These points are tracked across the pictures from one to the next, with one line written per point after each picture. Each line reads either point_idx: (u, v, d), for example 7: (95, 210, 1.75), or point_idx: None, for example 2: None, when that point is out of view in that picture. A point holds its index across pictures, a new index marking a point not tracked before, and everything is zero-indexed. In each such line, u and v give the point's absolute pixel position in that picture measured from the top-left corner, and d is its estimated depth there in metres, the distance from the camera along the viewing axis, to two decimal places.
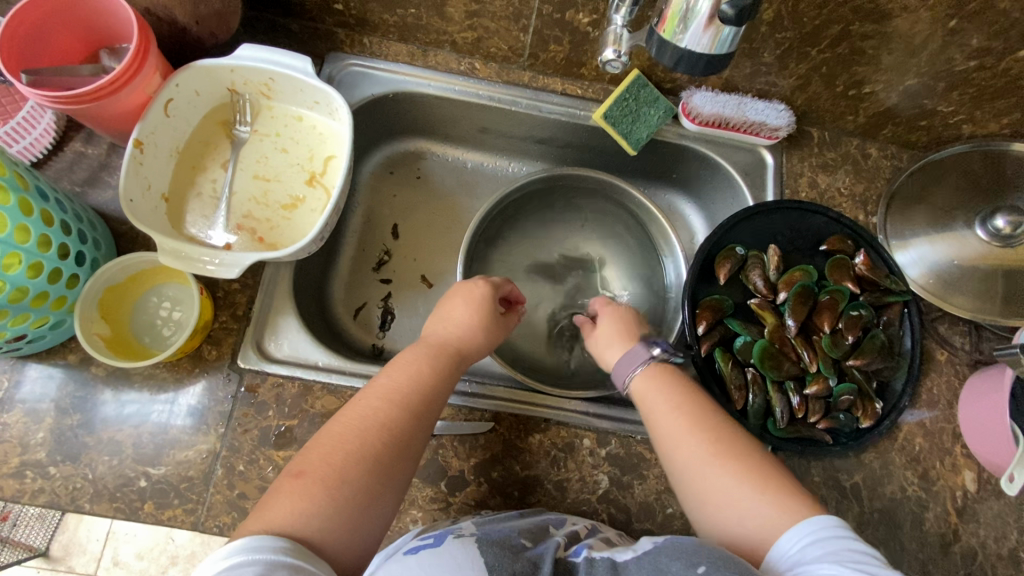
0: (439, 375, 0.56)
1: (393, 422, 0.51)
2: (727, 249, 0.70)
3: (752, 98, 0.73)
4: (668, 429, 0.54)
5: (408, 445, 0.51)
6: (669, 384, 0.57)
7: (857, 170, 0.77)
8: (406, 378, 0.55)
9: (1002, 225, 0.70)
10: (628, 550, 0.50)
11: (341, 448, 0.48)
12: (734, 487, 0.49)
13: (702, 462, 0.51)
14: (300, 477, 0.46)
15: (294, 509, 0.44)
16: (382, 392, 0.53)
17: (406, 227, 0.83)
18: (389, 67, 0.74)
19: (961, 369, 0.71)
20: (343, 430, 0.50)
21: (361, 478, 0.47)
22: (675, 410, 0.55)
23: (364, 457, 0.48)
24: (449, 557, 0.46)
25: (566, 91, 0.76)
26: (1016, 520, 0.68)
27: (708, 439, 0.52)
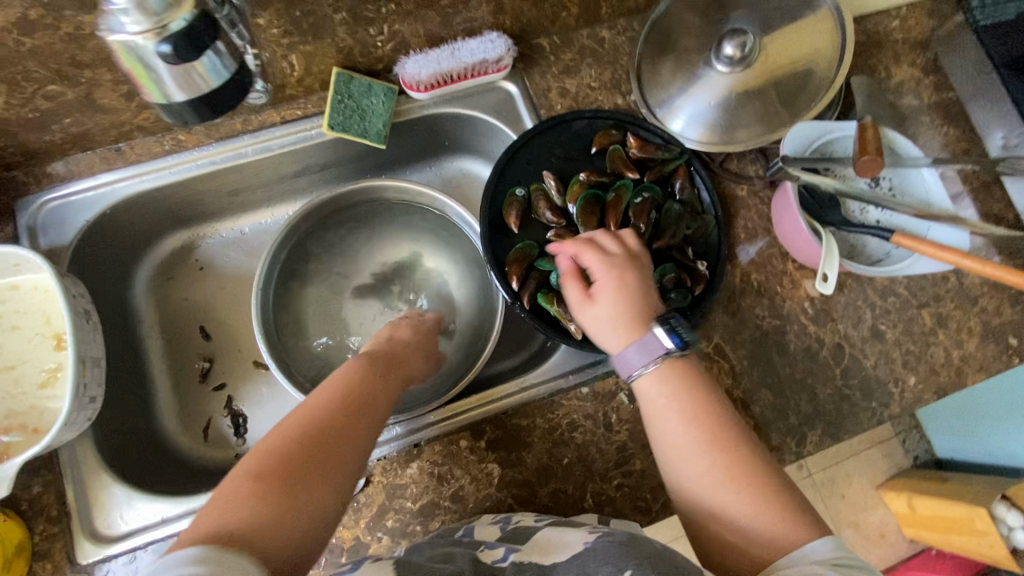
0: (370, 381, 0.56)
1: (322, 419, 0.49)
2: (507, 196, 0.69)
3: (463, 40, 0.70)
4: (677, 430, 0.52)
5: (335, 443, 0.48)
6: (674, 386, 0.53)
7: (599, 59, 0.76)
8: (349, 382, 0.54)
9: (731, 52, 0.68)
10: (556, 550, 0.51)
11: (287, 441, 0.47)
12: (733, 505, 0.49)
13: (703, 477, 0.50)
14: (260, 474, 0.44)
15: (229, 509, 0.41)
16: (329, 393, 0.53)
17: (216, 323, 0.77)
18: (90, 183, 0.66)
19: (764, 195, 0.74)
20: (302, 427, 0.48)
21: (291, 477, 0.44)
22: (676, 412, 0.53)
23: (303, 454, 0.46)
24: None
25: (286, 117, 0.70)
26: (864, 300, 0.72)
27: (713, 451, 0.51)
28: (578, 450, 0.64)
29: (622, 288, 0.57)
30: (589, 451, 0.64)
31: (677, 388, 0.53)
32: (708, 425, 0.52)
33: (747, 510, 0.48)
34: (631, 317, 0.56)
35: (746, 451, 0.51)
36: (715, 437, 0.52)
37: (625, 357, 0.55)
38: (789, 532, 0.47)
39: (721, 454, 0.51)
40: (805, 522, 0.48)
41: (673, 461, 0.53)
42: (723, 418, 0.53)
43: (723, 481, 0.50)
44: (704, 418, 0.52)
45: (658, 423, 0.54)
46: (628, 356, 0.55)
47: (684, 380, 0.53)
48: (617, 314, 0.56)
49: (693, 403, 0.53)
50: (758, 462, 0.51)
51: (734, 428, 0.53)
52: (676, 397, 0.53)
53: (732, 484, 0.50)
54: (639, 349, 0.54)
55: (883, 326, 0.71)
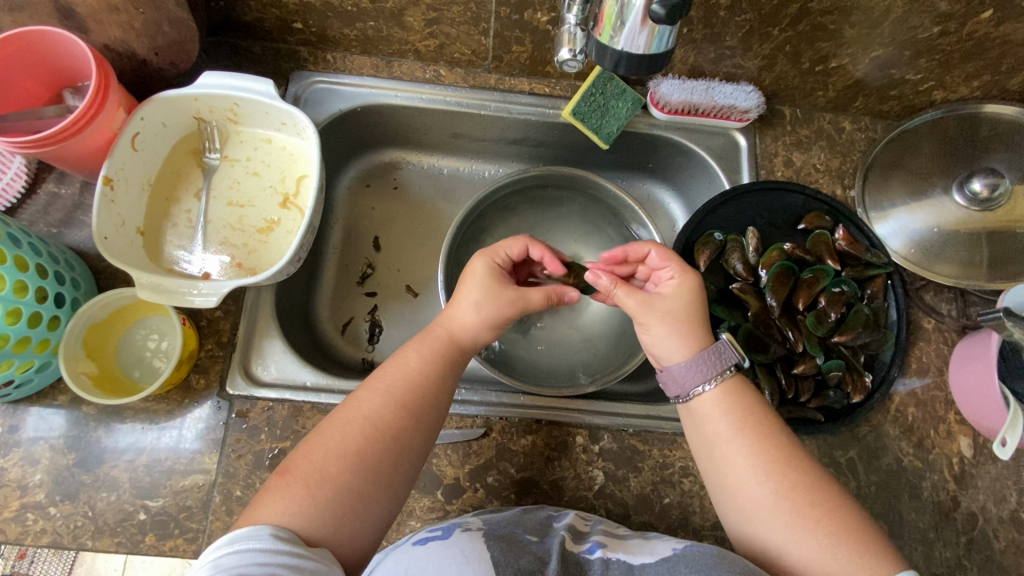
0: (432, 371, 0.55)
1: (385, 419, 0.51)
2: (705, 235, 0.70)
3: (720, 82, 0.73)
4: (734, 457, 0.52)
5: (401, 443, 0.51)
6: (736, 412, 0.54)
7: (832, 146, 0.77)
8: (395, 375, 0.54)
9: (979, 189, 0.68)
10: (642, 553, 0.51)
11: (348, 444, 0.49)
12: (795, 532, 0.48)
13: (766, 507, 0.50)
14: (311, 479, 0.47)
15: (279, 509, 0.45)
16: (375, 388, 0.53)
17: (388, 239, 0.83)
18: (354, 81, 0.74)
19: (949, 336, 0.71)
20: (339, 429, 0.50)
21: (346, 476, 0.48)
22: (739, 435, 0.53)
23: (351, 456, 0.48)
24: (455, 549, 0.48)
25: (534, 90, 0.75)
26: (1015, 482, 0.68)
27: (776, 479, 0.50)
28: (682, 495, 0.64)
29: (666, 317, 0.58)
30: (691, 501, 0.63)
31: (739, 413, 0.54)
32: (777, 454, 0.52)
33: (815, 546, 0.47)
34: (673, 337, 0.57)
35: (813, 483, 0.50)
36: (780, 464, 0.51)
37: (686, 378, 0.56)
38: (867, 567, 0.46)
39: (786, 479, 0.50)
40: (876, 559, 0.46)
41: (729, 488, 0.52)
42: (783, 443, 0.53)
43: (785, 510, 0.49)
44: (765, 440, 0.52)
45: (714, 443, 0.54)
46: (686, 375, 0.56)
47: (739, 402, 0.54)
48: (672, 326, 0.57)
49: (754, 426, 0.53)
50: (828, 495, 0.50)
51: (799, 456, 0.52)
52: (738, 418, 0.54)
53: (800, 514, 0.48)
54: (701, 365, 0.55)
55: None
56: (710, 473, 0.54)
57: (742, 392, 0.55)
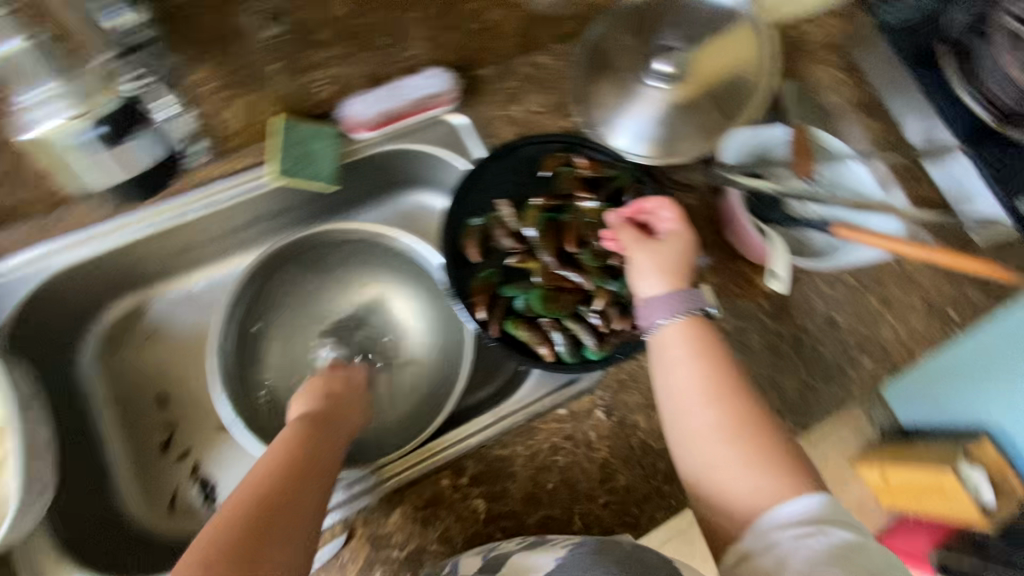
0: (313, 443, 0.56)
1: (297, 456, 0.53)
2: (465, 227, 0.69)
3: (404, 78, 0.71)
4: (691, 381, 0.55)
5: (314, 475, 0.52)
6: (692, 337, 0.56)
7: (541, 82, 0.78)
8: (277, 453, 0.53)
9: (665, 69, 0.70)
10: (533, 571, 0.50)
11: (266, 479, 0.49)
12: (725, 458, 0.52)
13: (707, 432, 0.54)
14: (242, 515, 0.46)
15: None
16: (259, 469, 0.51)
17: (173, 388, 0.73)
18: (22, 258, 0.63)
19: (712, 201, 0.76)
20: (228, 514, 0.46)
21: (241, 547, 0.44)
22: (694, 364, 0.55)
23: (243, 529, 0.45)
24: None
25: (228, 169, 0.68)
26: (817, 292, 0.75)
27: (716, 407, 0.54)
28: (561, 473, 0.64)
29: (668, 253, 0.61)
30: (571, 472, 0.64)
31: (703, 341, 0.57)
32: (716, 381, 0.55)
33: (747, 471, 0.51)
34: (667, 271, 0.60)
35: (736, 410, 0.54)
36: (724, 400, 0.54)
37: (649, 309, 0.59)
38: (784, 483, 0.51)
39: (725, 415, 0.53)
40: (796, 471, 0.52)
41: (679, 419, 0.55)
42: (729, 370, 0.56)
43: (720, 439, 0.53)
44: (715, 370, 0.56)
45: (672, 370, 0.56)
46: (653, 306, 0.59)
47: (700, 328, 0.57)
48: (655, 264, 0.61)
49: (710, 346, 0.56)
50: (751, 421, 0.54)
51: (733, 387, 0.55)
52: (697, 346, 0.56)
53: (728, 442, 0.53)
54: (669, 300, 0.58)
55: (837, 315, 0.74)
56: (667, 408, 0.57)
57: (699, 323, 0.57)
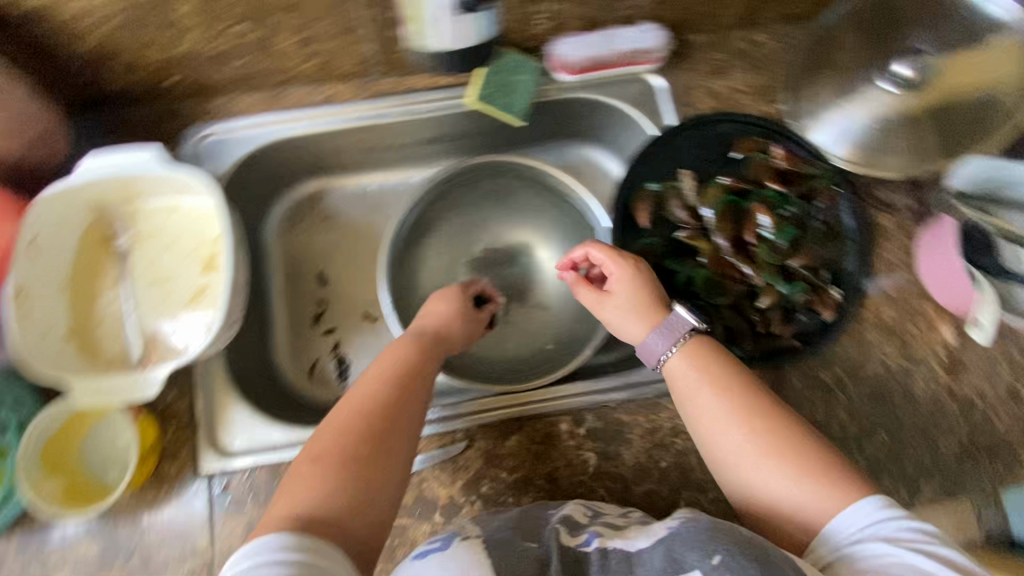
0: (422, 358, 0.59)
1: (381, 392, 0.53)
2: (640, 190, 0.67)
3: (619, 28, 0.69)
4: (708, 407, 0.51)
5: (401, 411, 0.52)
6: (704, 367, 0.53)
7: (751, 63, 0.74)
8: (389, 364, 0.57)
9: (905, 72, 0.62)
10: (638, 537, 0.48)
11: (391, 388, 0.54)
12: (766, 474, 0.48)
13: (737, 454, 0.49)
14: (317, 462, 0.48)
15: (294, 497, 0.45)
16: (375, 375, 0.55)
17: (333, 271, 0.80)
18: (247, 122, 0.70)
19: (909, 227, 0.70)
20: (342, 417, 0.51)
21: (360, 450, 0.48)
22: (710, 395, 0.52)
23: (361, 434, 0.49)
24: (455, 561, 0.46)
25: (433, 83, 0.72)
26: (1006, 356, 0.67)
27: (745, 424, 0.50)
28: (677, 455, 0.63)
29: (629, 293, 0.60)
30: (687, 458, 0.63)
31: (709, 367, 0.53)
32: (739, 402, 0.51)
33: (789, 485, 0.47)
34: (640, 309, 0.59)
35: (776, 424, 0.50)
36: (751, 418, 0.50)
37: (649, 349, 0.57)
38: (830, 497, 0.46)
39: (757, 432, 0.49)
40: (841, 482, 0.46)
41: (705, 445, 0.52)
42: (752, 389, 0.52)
43: (755, 456, 0.48)
44: (734, 391, 0.52)
45: (686, 402, 0.53)
46: (652, 347, 0.57)
47: (710, 356, 0.54)
48: (624, 314, 0.59)
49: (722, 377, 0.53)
50: (795, 437, 0.49)
51: (755, 400, 0.51)
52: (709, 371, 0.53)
53: (766, 458, 0.48)
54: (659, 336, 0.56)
55: None
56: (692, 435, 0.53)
57: (707, 349, 0.55)
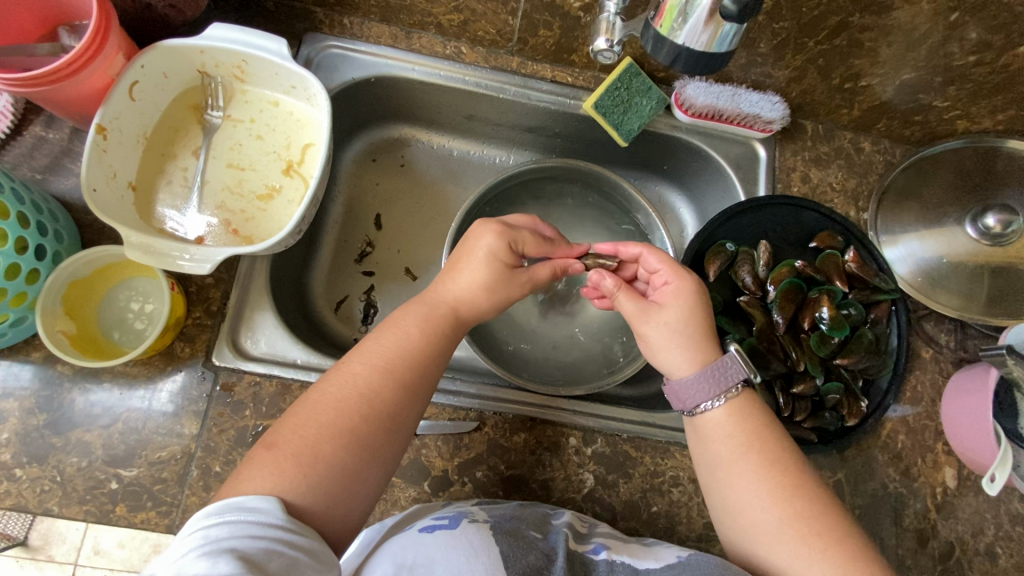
0: (432, 344, 0.54)
1: (366, 385, 0.50)
2: (716, 245, 0.68)
3: (747, 89, 0.71)
4: (742, 477, 0.52)
5: (394, 419, 0.50)
6: (746, 429, 0.53)
7: (850, 165, 0.76)
8: (393, 349, 0.52)
9: (991, 224, 0.70)
10: (647, 558, 0.52)
11: (384, 384, 0.50)
12: (801, 555, 0.48)
13: (773, 529, 0.49)
14: (272, 451, 0.45)
15: (265, 482, 0.43)
16: (369, 360, 0.51)
17: (390, 217, 0.80)
18: (370, 50, 0.70)
19: (945, 367, 0.72)
20: (326, 405, 0.48)
21: (337, 452, 0.46)
22: (746, 460, 0.52)
23: (342, 434, 0.47)
24: (463, 541, 0.48)
25: (555, 78, 0.72)
26: (993, 516, 0.69)
27: (782, 503, 0.50)
28: (670, 505, 0.63)
29: (685, 316, 0.57)
30: (678, 511, 0.63)
31: (755, 423, 0.54)
32: (785, 476, 0.51)
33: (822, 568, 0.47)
34: (699, 337, 0.57)
35: (820, 509, 0.50)
36: (787, 490, 0.50)
37: (689, 391, 0.55)
38: None
39: (792, 507, 0.50)
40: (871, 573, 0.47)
41: (732, 508, 0.52)
42: (796, 469, 0.52)
43: (790, 533, 0.49)
44: (777, 465, 0.52)
45: (719, 463, 0.54)
46: (693, 390, 0.55)
47: (754, 418, 0.54)
48: (672, 337, 0.56)
49: (764, 447, 0.53)
50: (837, 522, 0.49)
51: (794, 468, 0.52)
52: (749, 438, 0.53)
53: (807, 540, 0.48)
54: (705, 381, 0.54)
55: (1000, 550, 0.68)
56: (716, 488, 0.54)
57: (755, 408, 0.55)
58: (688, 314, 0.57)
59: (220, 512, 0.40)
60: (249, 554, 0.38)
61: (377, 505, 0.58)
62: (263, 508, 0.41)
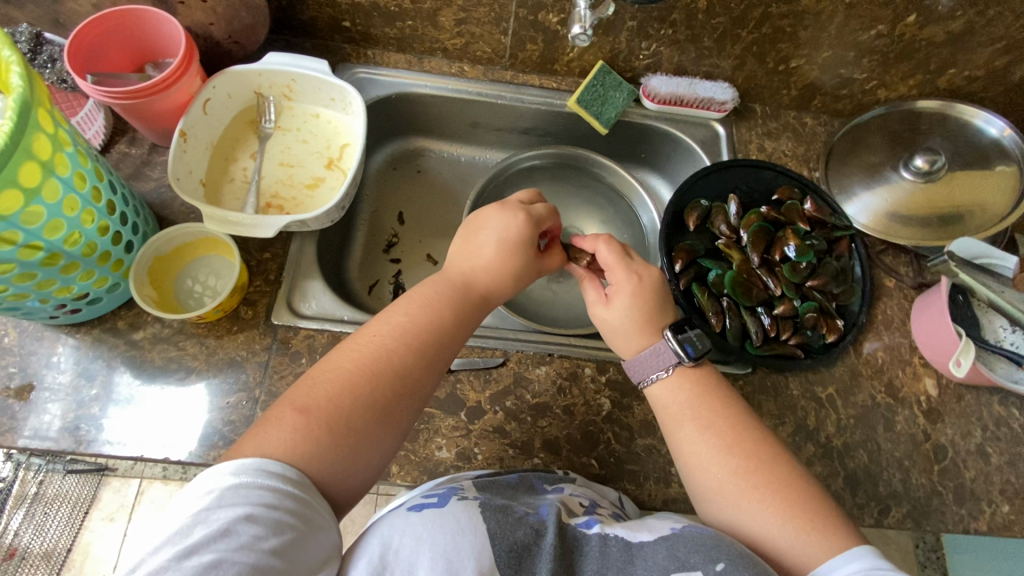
0: (449, 323, 0.61)
1: (398, 364, 0.56)
2: (693, 202, 0.80)
3: (700, 79, 0.86)
4: (693, 433, 0.58)
5: (411, 392, 0.57)
6: (691, 392, 0.61)
7: (797, 137, 0.90)
8: (414, 325, 0.59)
9: (921, 164, 0.81)
10: (642, 530, 0.53)
11: (408, 364, 0.57)
12: (754, 505, 0.53)
13: (727, 482, 0.55)
14: (302, 413, 0.51)
15: (287, 443, 0.49)
16: (396, 336, 0.58)
17: (411, 214, 0.92)
18: (391, 73, 0.86)
19: (908, 292, 0.81)
20: (356, 374, 0.55)
21: (361, 421, 0.53)
22: (693, 420, 0.59)
23: (366, 407, 0.53)
24: (449, 518, 0.51)
25: (543, 85, 0.88)
26: (979, 419, 0.75)
27: (737, 454, 0.56)
28: None
29: (610, 313, 0.66)
30: None
31: (695, 390, 0.61)
32: (739, 429, 0.58)
33: (772, 512, 0.52)
34: (622, 330, 0.65)
35: (767, 463, 0.55)
36: (733, 445, 0.56)
37: (640, 366, 0.63)
38: (805, 531, 0.51)
39: (737, 463, 0.55)
40: (821, 522, 0.51)
41: (692, 469, 0.57)
42: (744, 431, 0.58)
43: (742, 483, 0.54)
44: (723, 429, 0.58)
45: (675, 427, 0.60)
46: (641, 364, 0.62)
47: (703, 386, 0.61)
48: (607, 328, 0.66)
49: (710, 411, 0.59)
50: (784, 475, 0.54)
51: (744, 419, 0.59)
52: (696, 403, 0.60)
53: (753, 492, 0.53)
54: (647, 359, 0.62)
55: (990, 450, 0.74)
56: (675, 453, 0.60)
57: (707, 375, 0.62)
58: (615, 311, 0.65)
59: (238, 472, 0.45)
60: (262, 521, 0.43)
61: (421, 433, 0.65)
62: (279, 471, 0.46)
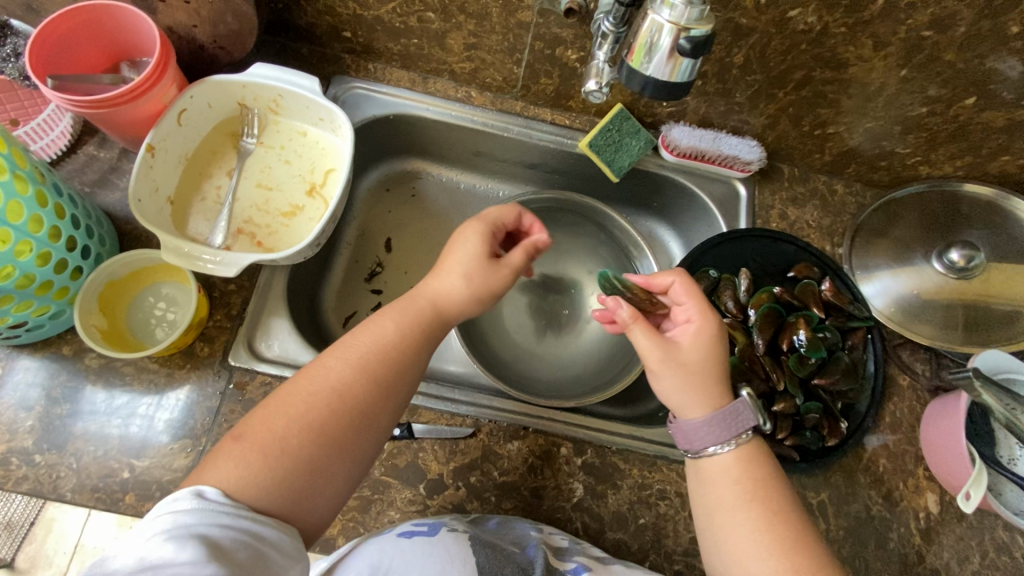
0: (407, 341, 0.55)
1: (350, 391, 0.51)
2: (700, 272, 0.74)
3: (726, 134, 0.78)
4: (735, 523, 0.53)
5: (365, 419, 0.52)
6: (743, 478, 0.54)
7: (825, 206, 0.83)
8: (367, 344, 0.54)
9: (956, 258, 0.74)
10: None
11: (359, 390, 0.52)
12: None
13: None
14: (240, 441, 0.48)
15: (228, 475, 0.45)
16: (345, 359, 0.53)
17: (400, 241, 0.86)
18: (390, 91, 0.79)
19: (922, 394, 0.75)
20: (298, 402, 0.50)
21: (305, 450, 0.48)
22: (742, 509, 0.53)
23: (309, 431, 0.49)
24: (441, 550, 0.52)
25: (554, 120, 0.81)
26: (978, 544, 0.70)
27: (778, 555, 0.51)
28: (657, 518, 0.64)
29: (693, 358, 0.57)
30: (665, 524, 0.64)
31: (745, 481, 0.54)
32: (786, 524, 0.52)
33: None
34: (703, 384, 0.56)
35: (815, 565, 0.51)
36: (782, 543, 0.51)
37: (704, 433, 0.55)
38: None
39: (788, 563, 0.51)
40: None
41: (727, 556, 0.53)
42: (795, 524, 0.53)
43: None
44: (777, 522, 0.52)
45: (717, 509, 0.54)
46: (710, 431, 0.55)
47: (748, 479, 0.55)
48: (683, 381, 0.56)
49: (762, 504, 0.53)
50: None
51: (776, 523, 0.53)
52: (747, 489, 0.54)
53: None
54: (716, 426, 0.55)
55: None
56: (708, 530, 0.55)
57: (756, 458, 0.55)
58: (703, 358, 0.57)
59: (196, 495, 0.43)
60: (218, 542, 0.41)
61: (373, 505, 0.60)
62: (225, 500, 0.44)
